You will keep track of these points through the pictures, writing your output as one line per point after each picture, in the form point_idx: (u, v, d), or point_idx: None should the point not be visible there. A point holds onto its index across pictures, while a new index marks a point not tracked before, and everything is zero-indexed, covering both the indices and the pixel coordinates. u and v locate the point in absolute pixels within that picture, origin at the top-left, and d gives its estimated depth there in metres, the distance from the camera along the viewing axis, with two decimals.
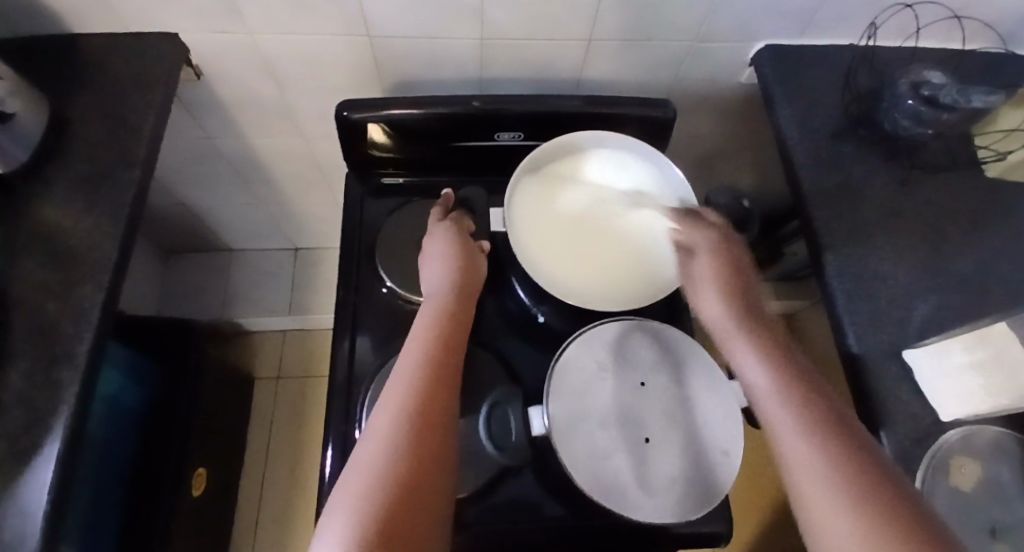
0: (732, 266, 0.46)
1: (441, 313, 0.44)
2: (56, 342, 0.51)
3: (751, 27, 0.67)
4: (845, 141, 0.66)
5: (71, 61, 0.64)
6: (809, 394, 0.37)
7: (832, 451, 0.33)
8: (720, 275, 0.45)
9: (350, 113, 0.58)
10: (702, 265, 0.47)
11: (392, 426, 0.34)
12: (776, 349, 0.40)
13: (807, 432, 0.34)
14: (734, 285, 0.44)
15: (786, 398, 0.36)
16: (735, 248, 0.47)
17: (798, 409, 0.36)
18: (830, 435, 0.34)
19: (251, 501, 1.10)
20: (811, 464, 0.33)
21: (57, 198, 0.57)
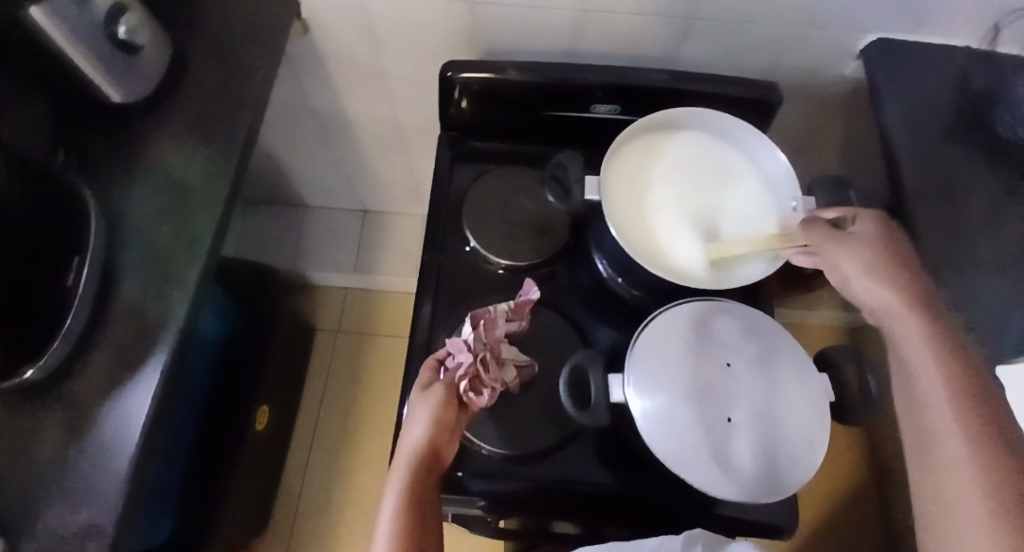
0: (899, 247, 0.42)
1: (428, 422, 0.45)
2: (169, 265, 0.55)
3: (864, 18, 0.64)
4: (955, 144, 0.63)
5: (193, 6, 0.68)
6: (972, 377, 0.35)
7: (987, 432, 0.32)
8: (879, 250, 0.42)
9: (454, 74, 0.60)
10: (859, 241, 0.43)
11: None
12: (943, 331, 0.37)
13: (959, 413, 0.33)
14: (898, 265, 0.41)
15: (948, 371, 0.35)
16: (892, 230, 0.44)
17: (956, 386, 0.34)
18: (987, 417, 0.33)
19: (302, 444, 1.16)
20: (960, 443, 0.32)
21: (178, 131, 0.61)
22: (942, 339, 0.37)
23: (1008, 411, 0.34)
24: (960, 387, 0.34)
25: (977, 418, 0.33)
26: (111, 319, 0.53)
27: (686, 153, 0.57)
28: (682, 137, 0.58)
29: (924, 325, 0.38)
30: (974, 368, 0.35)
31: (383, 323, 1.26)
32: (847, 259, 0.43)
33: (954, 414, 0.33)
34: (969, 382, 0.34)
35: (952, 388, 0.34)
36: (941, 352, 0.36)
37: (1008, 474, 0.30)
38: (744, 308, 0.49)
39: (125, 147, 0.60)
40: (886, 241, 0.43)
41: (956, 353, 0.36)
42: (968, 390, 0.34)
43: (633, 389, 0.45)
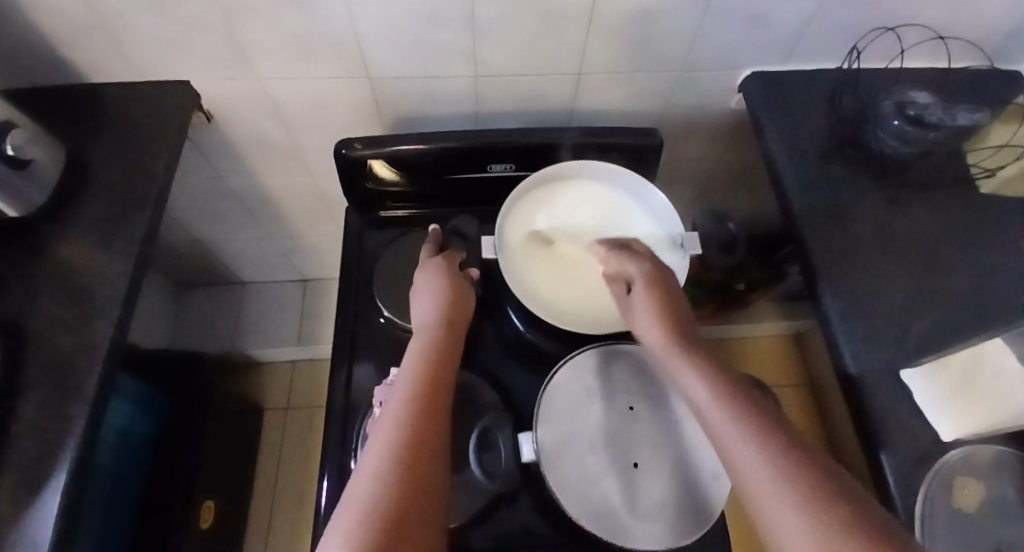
0: (666, 290, 0.45)
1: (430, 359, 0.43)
2: (68, 373, 0.52)
3: (735, 56, 0.69)
4: (834, 164, 0.67)
5: (91, 110, 0.69)
6: (742, 400, 0.34)
7: (773, 449, 0.30)
8: (651, 297, 0.44)
9: (349, 151, 0.61)
10: (638, 293, 0.46)
11: (374, 494, 0.32)
12: (706, 357, 0.39)
13: (763, 452, 0.30)
14: (668, 311, 0.43)
15: (724, 401, 0.34)
16: (664, 269, 0.47)
17: (735, 411, 0.33)
18: (792, 463, 0.29)
19: (257, 531, 1.11)
20: (768, 485, 0.28)
21: (77, 237, 0.60)
22: (699, 364, 0.38)
23: (861, 492, 0.27)
24: (741, 419, 0.32)
25: (767, 439, 0.31)
26: (11, 439, 0.49)
27: (580, 200, 0.60)
28: (575, 184, 0.60)
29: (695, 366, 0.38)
30: (745, 394, 0.35)
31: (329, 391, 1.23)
32: (637, 313, 0.44)
33: (744, 446, 0.31)
34: (762, 422, 0.32)
35: (738, 424, 0.32)
36: (704, 376, 0.37)
37: (835, 515, 0.25)
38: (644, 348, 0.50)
39: (19, 258, 0.59)
40: (660, 283, 0.45)
41: (714, 372, 0.37)
42: (749, 413, 0.33)
43: (541, 440, 0.45)
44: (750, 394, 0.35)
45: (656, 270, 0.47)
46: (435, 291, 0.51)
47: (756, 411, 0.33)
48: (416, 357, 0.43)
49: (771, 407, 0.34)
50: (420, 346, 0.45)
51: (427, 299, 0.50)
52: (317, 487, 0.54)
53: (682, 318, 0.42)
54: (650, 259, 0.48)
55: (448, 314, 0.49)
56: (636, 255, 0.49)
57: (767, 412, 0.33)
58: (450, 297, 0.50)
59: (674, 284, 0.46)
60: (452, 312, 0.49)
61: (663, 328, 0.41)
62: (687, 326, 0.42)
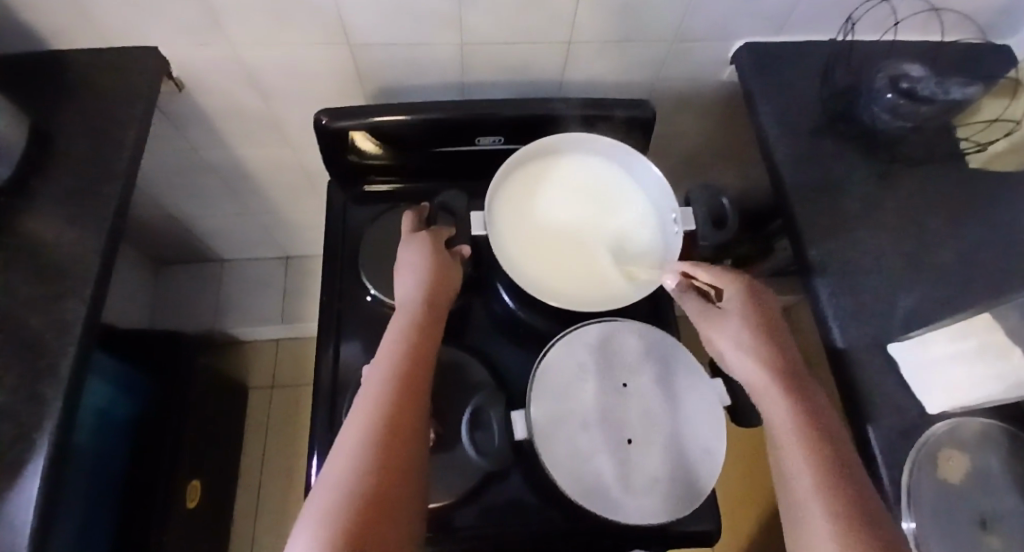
0: (760, 310, 0.46)
1: (412, 336, 0.42)
2: (40, 355, 0.50)
3: (730, 25, 0.67)
4: (826, 138, 0.66)
5: (52, 76, 0.64)
6: (823, 439, 0.37)
7: (828, 482, 0.34)
8: (746, 311, 0.46)
9: (330, 121, 0.59)
10: (730, 306, 0.47)
11: (352, 477, 0.31)
12: (790, 382, 0.41)
13: (820, 490, 0.34)
14: (763, 333, 0.44)
15: (796, 428, 0.38)
16: (760, 289, 0.47)
17: (805, 438, 0.37)
18: (841, 495, 0.34)
19: (246, 510, 1.11)
20: (819, 515, 0.33)
21: (42, 212, 0.57)
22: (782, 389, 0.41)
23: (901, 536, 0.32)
24: (814, 457, 0.36)
25: (834, 483, 0.34)
26: None
27: (574, 177, 0.59)
28: (569, 160, 0.59)
29: (783, 393, 0.40)
30: (822, 426, 0.38)
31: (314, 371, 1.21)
32: (726, 328, 0.46)
33: (808, 483, 0.35)
34: (828, 455, 0.36)
35: (806, 452, 0.36)
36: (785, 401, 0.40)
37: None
38: (634, 324, 0.50)
39: None
40: (753, 302, 0.46)
41: (796, 398, 0.40)
42: (815, 444, 0.37)
43: (535, 418, 0.45)
44: (833, 436, 0.38)
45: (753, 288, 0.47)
46: (420, 266, 0.49)
47: (831, 450, 0.36)
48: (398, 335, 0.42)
49: (850, 453, 0.37)
50: (401, 324, 0.44)
51: (411, 275, 0.48)
52: (307, 467, 0.53)
53: (773, 340, 0.44)
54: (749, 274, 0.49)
55: (431, 292, 0.47)
56: (727, 270, 0.49)
57: (842, 458, 0.36)
58: (433, 274, 0.48)
59: (771, 303, 0.47)
60: (435, 291, 0.47)
61: (750, 347, 0.43)
62: (784, 351, 0.43)
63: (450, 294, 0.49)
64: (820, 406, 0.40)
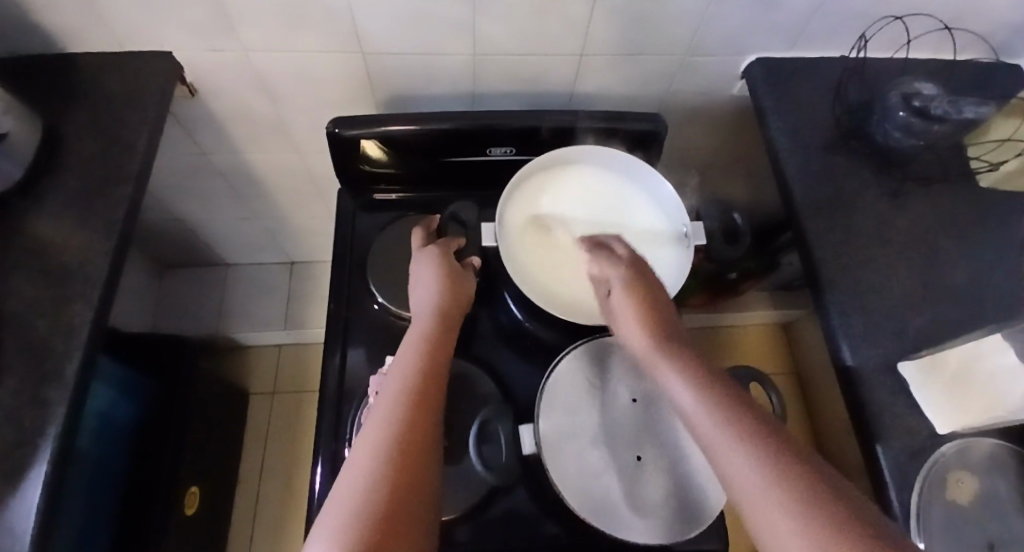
0: (647, 289, 0.44)
1: (426, 349, 0.42)
2: (46, 358, 0.49)
3: (742, 41, 0.67)
4: (837, 155, 0.66)
5: (67, 79, 0.65)
6: (723, 398, 0.33)
7: (742, 427, 0.30)
8: (632, 295, 0.44)
9: (342, 130, 0.59)
10: (618, 293, 0.44)
11: (364, 491, 0.31)
12: (683, 351, 0.38)
13: (737, 437, 0.30)
14: (652, 311, 0.42)
15: (696, 387, 0.34)
16: (644, 269, 0.46)
17: (710, 394, 0.33)
18: (755, 439, 0.29)
19: (245, 515, 1.10)
20: (743, 465, 0.28)
21: (52, 214, 0.57)
22: (679, 358, 0.37)
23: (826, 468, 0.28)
24: (725, 420, 0.31)
25: (748, 438, 0.29)
26: None
27: (588, 189, 0.59)
28: (584, 172, 0.59)
29: (674, 368, 0.36)
30: (723, 382, 0.34)
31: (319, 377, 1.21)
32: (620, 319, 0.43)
33: (726, 442, 0.30)
34: (732, 404, 0.32)
35: (709, 408, 0.32)
36: (684, 367, 0.36)
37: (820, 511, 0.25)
38: None
39: None
40: (642, 285, 0.44)
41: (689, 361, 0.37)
42: (719, 396, 0.33)
43: (543, 431, 0.45)
44: (722, 379, 0.35)
45: (636, 268, 0.45)
46: (434, 279, 0.49)
47: (739, 407, 0.32)
48: (412, 348, 0.42)
49: (756, 402, 0.33)
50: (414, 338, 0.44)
51: (426, 288, 0.49)
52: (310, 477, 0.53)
53: (659, 315, 0.42)
54: (629, 259, 0.47)
55: (445, 305, 0.47)
56: (616, 258, 0.48)
57: (757, 411, 0.32)
58: (446, 287, 0.48)
59: (653, 281, 0.45)
60: (450, 303, 0.47)
61: (645, 327, 0.40)
62: (670, 326, 0.41)
63: (464, 306, 0.49)
64: (714, 366, 0.36)
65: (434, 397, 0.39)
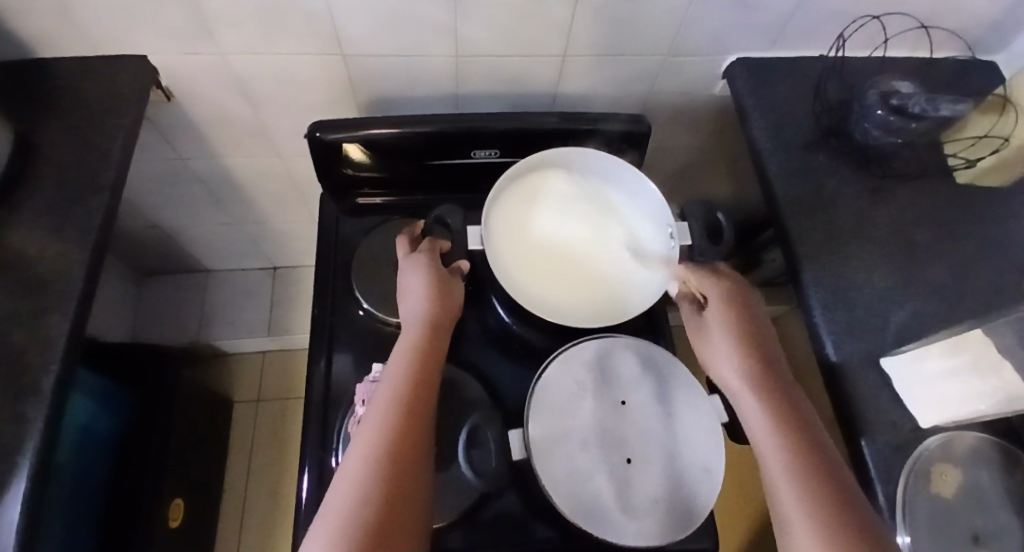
0: (743, 315, 0.47)
1: (417, 360, 0.42)
2: (20, 372, 0.48)
3: (723, 41, 0.68)
4: (818, 154, 0.67)
5: (37, 84, 0.63)
6: (800, 436, 0.38)
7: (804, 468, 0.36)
8: (726, 316, 0.48)
9: (324, 134, 0.58)
10: (712, 311, 0.49)
11: (353, 506, 0.31)
12: (769, 381, 0.43)
13: (796, 477, 0.35)
14: (744, 337, 0.46)
15: (775, 423, 0.39)
16: (745, 294, 0.49)
17: (784, 431, 0.39)
18: (812, 481, 0.35)
19: (232, 525, 1.08)
20: (795, 500, 0.34)
21: (23, 223, 0.55)
22: (765, 390, 0.42)
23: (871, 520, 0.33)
24: (798, 459, 0.37)
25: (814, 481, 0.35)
26: None
27: (572, 192, 0.59)
28: (567, 175, 0.59)
29: (760, 396, 0.42)
30: (800, 423, 0.39)
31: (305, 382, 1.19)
32: (709, 336, 0.48)
33: (787, 476, 0.36)
34: (803, 446, 0.38)
35: (783, 443, 0.38)
36: (767, 400, 0.41)
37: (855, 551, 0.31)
38: (633, 341, 0.50)
39: None
40: (738, 309, 0.48)
41: (774, 395, 0.42)
42: (791, 435, 0.38)
43: (532, 436, 0.45)
44: (802, 420, 0.40)
45: (737, 291, 0.49)
46: (423, 285, 0.49)
47: (813, 452, 0.37)
48: (403, 357, 0.42)
49: (825, 448, 0.38)
50: (406, 346, 0.43)
51: (415, 294, 0.48)
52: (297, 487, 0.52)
53: (755, 342, 0.46)
54: (734, 280, 0.50)
55: (434, 312, 0.47)
56: (718, 275, 0.50)
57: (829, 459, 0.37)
58: (437, 293, 0.48)
59: (754, 307, 0.49)
60: (439, 310, 0.47)
61: (737, 352, 0.45)
62: (767, 357, 0.45)
63: (454, 312, 0.49)
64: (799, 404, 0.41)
65: (426, 406, 0.39)
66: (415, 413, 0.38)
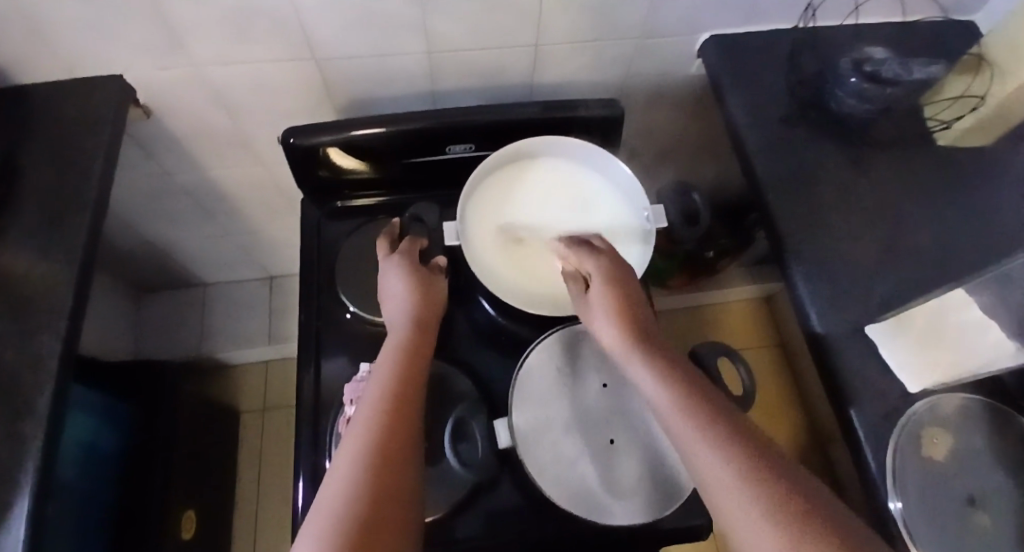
0: (623, 285, 0.45)
1: (402, 355, 0.42)
2: (16, 393, 0.49)
3: (694, 19, 0.68)
4: (796, 126, 0.66)
5: (18, 110, 0.64)
6: (696, 398, 0.35)
7: (712, 428, 0.32)
8: (608, 292, 0.45)
9: (297, 139, 0.58)
10: (596, 289, 0.46)
11: (346, 495, 0.32)
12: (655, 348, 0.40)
13: (711, 442, 0.32)
14: (625, 308, 0.43)
15: (669, 389, 0.36)
16: (621, 264, 0.48)
17: (682, 394, 0.35)
18: (726, 437, 0.32)
19: (244, 531, 1.10)
20: (720, 473, 0.30)
21: (11, 247, 0.56)
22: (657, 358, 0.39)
23: (789, 466, 0.30)
24: (693, 420, 0.33)
25: (717, 432, 0.32)
26: None
27: (560, 182, 0.59)
28: (563, 167, 0.60)
29: (653, 366, 0.38)
30: (693, 381, 0.37)
31: (293, 390, 1.20)
32: (595, 315, 0.45)
33: (699, 442, 0.32)
34: (701, 405, 0.35)
35: (685, 413, 0.34)
36: (661, 370, 0.38)
37: (775, 494, 0.28)
38: None
39: None
40: (619, 279, 0.46)
41: (666, 363, 0.38)
42: (690, 397, 0.35)
43: (517, 423, 0.47)
44: (695, 378, 0.38)
45: (613, 264, 0.47)
46: (402, 285, 0.49)
47: (706, 402, 0.35)
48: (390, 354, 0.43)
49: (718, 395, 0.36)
50: (392, 343, 0.44)
51: (397, 296, 0.48)
52: (293, 489, 0.53)
53: (636, 311, 0.43)
54: (608, 256, 0.49)
55: (419, 310, 0.47)
56: (596, 252, 0.49)
57: (722, 406, 0.35)
58: (420, 291, 0.48)
59: (631, 278, 0.47)
60: (422, 308, 0.47)
61: (623, 327, 0.42)
62: (649, 326, 0.42)
63: (439, 309, 0.49)
64: (687, 365, 0.39)
65: (415, 400, 0.39)
66: (403, 406, 0.38)
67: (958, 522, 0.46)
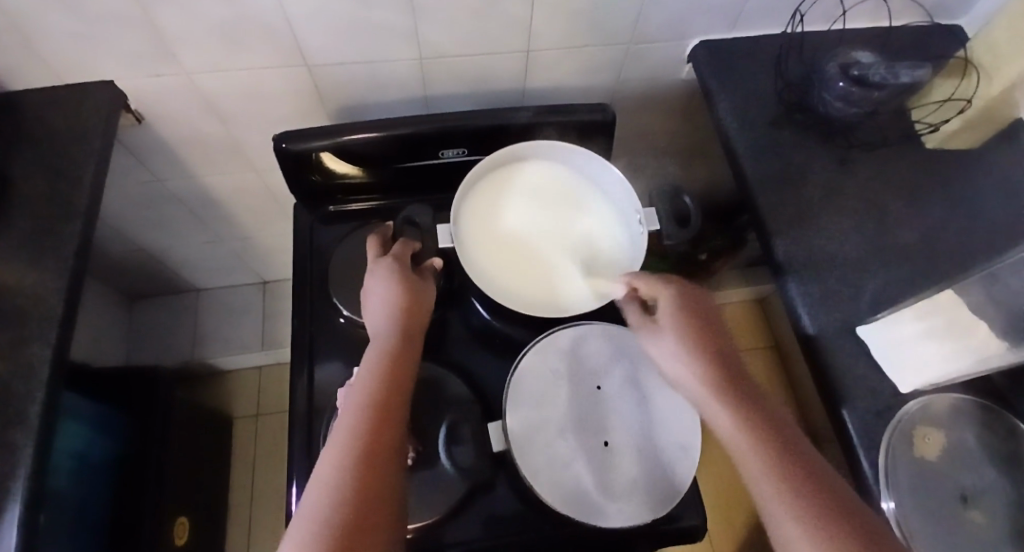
0: (694, 313, 0.44)
1: (385, 353, 0.42)
2: (5, 403, 0.48)
3: (683, 25, 0.68)
4: (784, 130, 0.67)
5: (9, 118, 0.63)
6: (768, 438, 0.34)
7: (782, 472, 0.32)
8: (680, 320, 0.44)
9: (289, 144, 0.58)
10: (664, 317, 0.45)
11: (326, 501, 0.31)
12: (726, 381, 0.39)
13: (781, 491, 0.31)
14: (697, 339, 0.42)
15: (740, 427, 0.36)
16: (693, 291, 0.46)
17: (753, 434, 0.35)
18: (796, 483, 0.31)
19: (238, 539, 1.09)
20: (787, 521, 0.30)
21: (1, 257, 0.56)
22: (725, 393, 0.38)
23: (872, 522, 0.29)
24: (766, 465, 0.33)
25: (788, 481, 0.32)
26: None
27: (554, 187, 0.60)
28: (563, 172, 0.60)
29: (721, 400, 0.38)
30: (765, 419, 0.36)
31: (285, 397, 1.19)
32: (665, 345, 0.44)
33: (766, 485, 0.32)
34: (772, 445, 0.34)
35: (758, 453, 0.34)
36: (732, 410, 0.37)
37: (849, 548, 0.27)
38: (603, 326, 0.52)
39: None
40: (691, 308, 0.45)
41: (735, 399, 0.38)
42: (759, 435, 0.35)
43: (510, 426, 0.47)
44: (766, 415, 0.37)
45: (684, 292, 0.45)
46: (387, 288, 0.48)
47: (778, 443, 0.34)
48: (374, 356, 0.42)
49: (790, 432, 0.35)
50: (377, 345, 0.44)
51: (382, 299, 0.48)
52: (288, 495, 0.52)
53: (711, 341, 0.42)
54: (683, 282, 0.47)
55: (404, 312, 0.46)
56: (664, 278, 0.48)
57: (794, 451, 0.34)
58: (405, 292, 0.48)
59: (709, 307, 0.45)
60: (408, 309, 0.47)
61: (691, 360, 0.41)
62: (721, 356, 0.41)
63: (426, 310, 0.49)
64: (761, 399, 0.38)
65: (398, 401, 0.39)
66: (387, 408, 0.38)
67: (952, 519, 0.47)
